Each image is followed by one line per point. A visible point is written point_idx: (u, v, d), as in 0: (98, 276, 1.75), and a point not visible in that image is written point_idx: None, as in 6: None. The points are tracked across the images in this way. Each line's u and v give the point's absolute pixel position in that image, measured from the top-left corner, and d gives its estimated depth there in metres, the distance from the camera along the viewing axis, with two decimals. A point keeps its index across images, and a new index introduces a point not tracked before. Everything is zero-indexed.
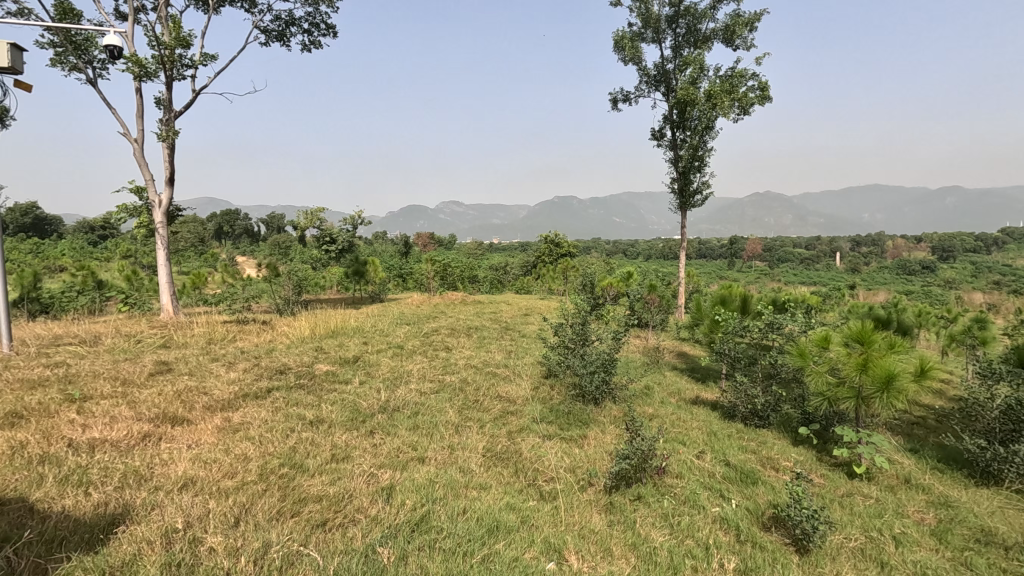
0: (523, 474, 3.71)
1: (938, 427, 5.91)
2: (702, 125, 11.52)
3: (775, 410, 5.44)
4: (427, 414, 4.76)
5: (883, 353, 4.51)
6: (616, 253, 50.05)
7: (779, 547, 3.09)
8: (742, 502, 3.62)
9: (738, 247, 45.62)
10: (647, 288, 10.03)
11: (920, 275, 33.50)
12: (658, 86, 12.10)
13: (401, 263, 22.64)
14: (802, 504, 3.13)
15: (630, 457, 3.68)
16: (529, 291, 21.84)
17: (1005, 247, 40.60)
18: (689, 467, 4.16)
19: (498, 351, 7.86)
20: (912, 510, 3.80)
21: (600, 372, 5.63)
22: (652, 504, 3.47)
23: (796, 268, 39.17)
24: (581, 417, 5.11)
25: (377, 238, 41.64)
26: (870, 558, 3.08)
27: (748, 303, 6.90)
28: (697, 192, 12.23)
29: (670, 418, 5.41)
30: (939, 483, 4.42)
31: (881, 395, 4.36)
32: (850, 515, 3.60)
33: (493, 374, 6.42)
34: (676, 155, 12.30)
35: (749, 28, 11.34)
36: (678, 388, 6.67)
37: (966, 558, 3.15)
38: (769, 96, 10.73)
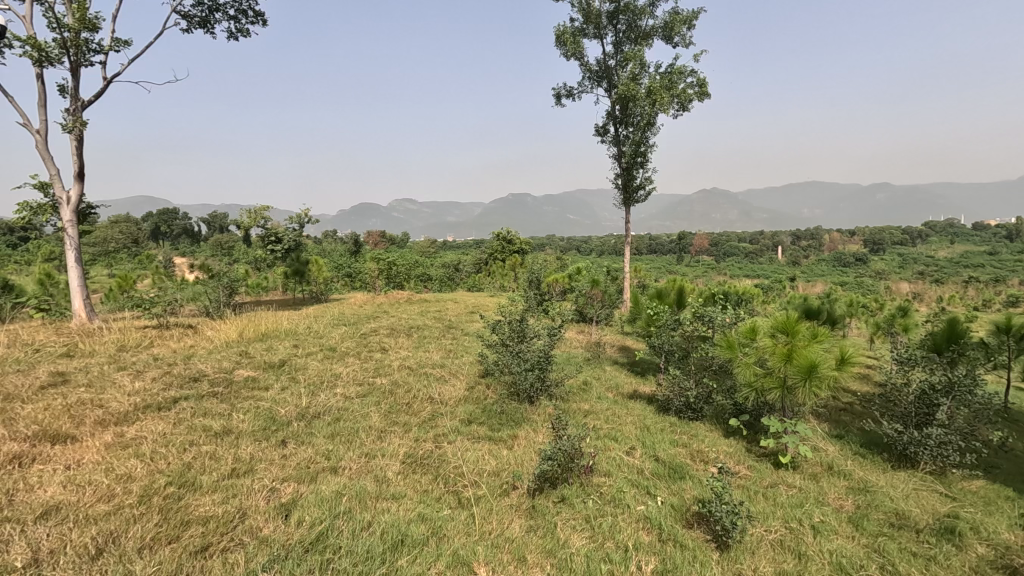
0: (444, 480, 3.53)
1: (862, 413, 6.10)
2: (644, 121, 11.57)
3: (708, 402, 5.46)
4: (350, 420, 4.51)
5: (807, 343, 4.57)
6: (570, 250, 50.49)
7: (699, 544, 3.03)
8: (668, 499, 3.56)
9: (686, 242, 46.83)
10: (590, 283, 10.00)
11: (854, 267, 35.23)
12: (601, 81, 12.09)
13: (349, 262, 21.97)
14: (723, 499, 3.08)
15: (553, 457, 3.55)
16: (480, 288, 21.56)
17: (929, 239, 43.21)
18: (618, 464, 4.08)
19: (436, 351, 7.63)
20: (832, 498, 3.86)
21: (535, 370, 5.52)
22: (576, 506, 3.35)
23: (740, 261, 40.55)
24: (514, 416, 4.97)
25: (327, 237, 40.52)
26: (788, 549, 3.06)
27: (684, 296, 6.94)
28: (640, 187, 12.29)
29: (605, 414, 5.35)
30: (860, 468, 4.52)
31: (804, 384, 4.42)
32: (772, 506, 3.60)
33: (427, 375, 6.21)
34: (620, 151, 12.32)
35: (687, 25, 11.51)
36: (616, 383, 6.65)
37: (880, 544, 3.19)
38: (707, 93, 10.90)
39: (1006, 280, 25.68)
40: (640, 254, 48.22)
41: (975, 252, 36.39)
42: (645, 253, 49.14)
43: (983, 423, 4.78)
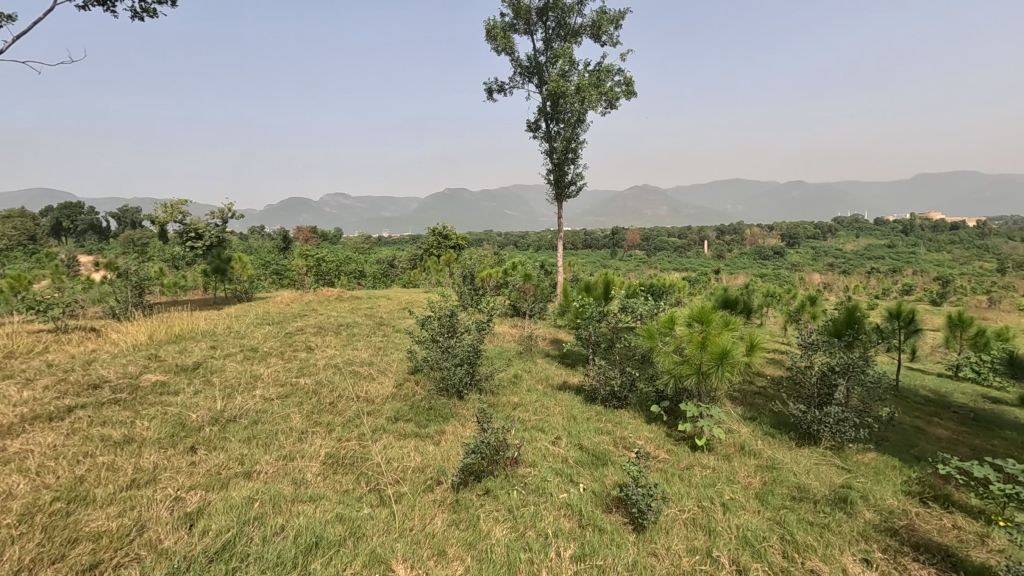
0: (366, 479, 3.45)
1: (773, 396, 6.51)
2: (573, 117, 11.76)
3: (632, 390, 5.65)
4: (268, 422, 4.32)
5: (719, 331, 4.83)
6: (507, 245, 50.67)
7: (617, 527, 3.14)
8: (590, 485, 3.67)
9: (619, 237, 48.15)
10: (523, 277, 10.07)
11: (773, 260, 37.52)
12: (531, 77, 12.17)
13: (276, 259, 21.02)
14: (639, 482, 3.21)
15: (478, 450, 3.56)
16: (415, 284, 21.20)
17: (838, 234, 46.68)
18: (543, 454, 4.15)
19: (365, 349, 7.45)
20: (742, 476, 4.10)
21: (464, 365, 5.50)
22: (500, 498, 3.38)
23: (669, 255, 42.17)
24: (442, 412, 4.94)
25: (253, 233, 38.56)
26: (699, 527, 3.23)
27: (610, 289, 7.13)
28: (571, 183, 12.48)
29: (533, 405, 5.43)
30: (769, 447, 4.83)
31: (717, 370, 4.66)
32: (686, 487, 3.78)
33: (353, 374, 6.04)
34: (551, 147, 12.44)
35: (614, 25, 11.79)
36: (546, 375, 6.75)
37: (781, 516, 3.43)
38: (633, 91, 11.22)
39: (902, 270, 28.15)
40: (576, 249, 49.15)
41: (877, 246, 39.67)
42: (580, 247, 50.07)
43: (874, 400, 5.22)
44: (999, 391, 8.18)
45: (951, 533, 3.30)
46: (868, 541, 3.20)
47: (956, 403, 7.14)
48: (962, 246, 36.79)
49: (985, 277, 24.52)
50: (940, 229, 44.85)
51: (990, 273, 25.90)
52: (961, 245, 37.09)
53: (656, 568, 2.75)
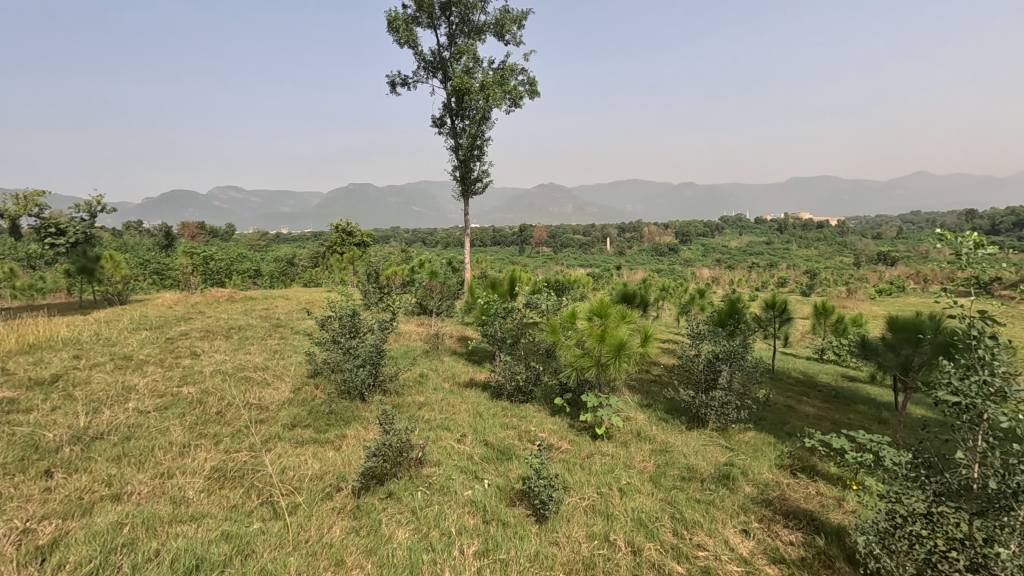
0: (257, 492, 3.23)
1: (667, 383, 6.94)
2: (478, 114, 11.74)
3: (536, 384, 5.78)
4: (143, 437, 3.92)
5: (617, 325, 5.06)
6: (415, 243, 49.85)
7: (520, 520, 3.18)
8: (494, 480, 3.69)
9: (527, 234, 49.00)
10: (429, 274, 9.93)
11: (669, 256, 39.94)
12: (435, 72, 11.98)
13: (157, 257, 19.09)
14: (541, 474, 3.28)
15: (379, 453, 3.46)
16: (317, 283, 20.20)
17: (724, 232, 50.67)
18: (448, 453, 4.12)
19: (259, 353, 6.98)
20: (638, 461, 4.33)
21: (367, 365, 5.33)
22: (403, 500, 3.30)
23: (575, 252, 43.49)
24: (343, 415, 4.75)
25: (128, 228, 34.76)
26: (598, 512, 3.37)
27: (515, 285, 7.21)
28: (477, 180, 12.44)
29: (439, 404, 5.38)
30: (663, 431, 5.14)
31: (615, 361, 4.88)
32: (587, 475, 3.93)
33: (245, 380, 5.64)
34: (457, 143, 12.34)
35: (517, 25, 11.92)
36: (453, 373, 6.73)
37: (672, 496, 3.66)
38: (536, 91, 11.42)
39: (778, 265, 31.19)
40: (484, 245, 49.35)
41: (756, 243, 43.60)
42: (489, 244, 50.37)
43: (752, 384, 5.72)
44: (855, 371, 9.30)
45: (814, 500, 3.71)
46: (746, 513, 3.50)
47: (820, 383, 8.02)
48: (826, 243, 41.42)
49: (845, 270, 27.74)
50: (808, 228, 50.14)
51: (847, 266, 29.38)
52: (825, 242, 41.74)
53: (557, 556, 2.83)
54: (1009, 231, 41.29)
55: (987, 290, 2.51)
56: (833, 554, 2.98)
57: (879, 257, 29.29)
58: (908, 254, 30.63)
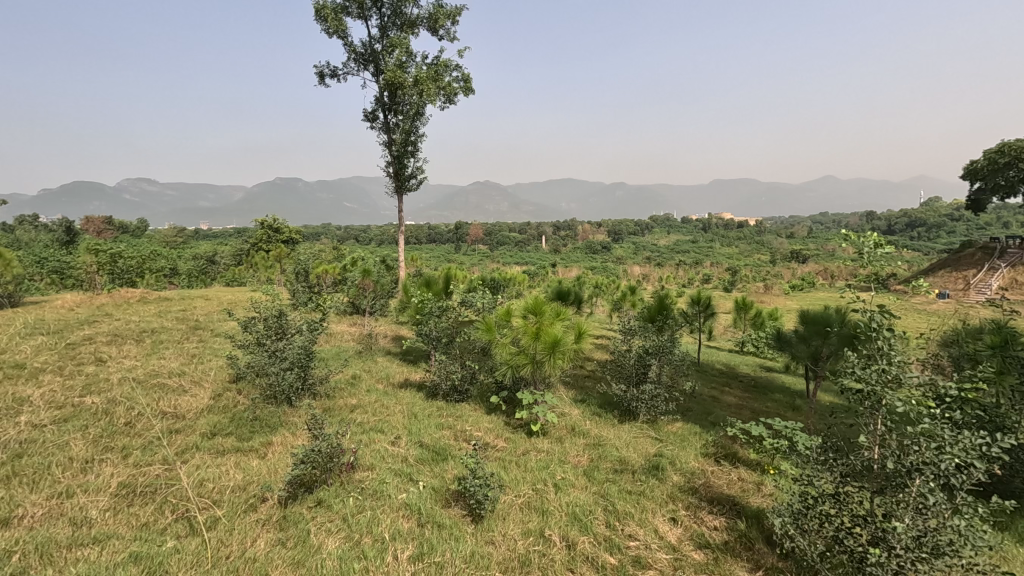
0: (171, 507, 3.01)
1: (600, 378, 7.11)
2: (412, 110, 11.51)
3: (472, 383, 5.76)
4: (37, 454, 3.55)
5: (551, 323, 5.12)
6: (347, 240, 48.36)
7: (455, 521, 3.15)
8: (429, 482, 3.64)
9: (462, 232, 48.73)
10: (361, 273, 9.65)
11: (602, 253, 40.98)
12: (366, 65, 11.63)
13: (55, 255, 17.39)
14: (476, 474, 3.26)
15: (308, 460, 3.31)
16: (240, 282, 19.13)
17: (653, 231, 52.64)
18: (382, 456, 4.02)
19: (175, 357, 6.52)
20: (572, 456, 4.40)
21: (295, 369, 5.09)
22: (334, 507, 3.18)
23: (511, 250, 43.70)
24: (269, 422, 4.52)
25: (21, 223, 31.49)
26: (533, 509, 3.39)
27: (450, 283, 7.12)
28: (412, 177, 12.18)
29: (373, 406, 5.25)
30: (596, 426, 5.26)
31: (549, 358, 4.95)
32: (522, 471, 3.96)
33: (157, 387, 5.23)
34: (390, 139, 12.04)
35: (451, 20, 11.79)
36: (387, 373, 6.58)
37: (605, 488, 3.75)
38: (471, 87, 11.35)
39: (702, 262, 32.75)
40: (419, 243, 48.61)
41: (683, 241, 45.61)
42: (424, 242, 49.66)
43: (680, 377, 5.97)
44: (771, 362, 9.93)
45: (736, 485, 3.92)
46: (674, 501, 3.64)
47: (741, 374, 8.51)
48: (745, 242, 43.95)
49: (763, 267, 29.54)
50: (729, 227, 52.99)
51: (764, 264, 31.30)
52: (744, 241, 44.27)
53: (492, 555, 2.82)
54: (902, 231, 45.52)
55: (885, 286, 2.73)
56: (752, 536, 3.16)
57: (792, 255, 31.42)
58: (817, 252, 33.02)
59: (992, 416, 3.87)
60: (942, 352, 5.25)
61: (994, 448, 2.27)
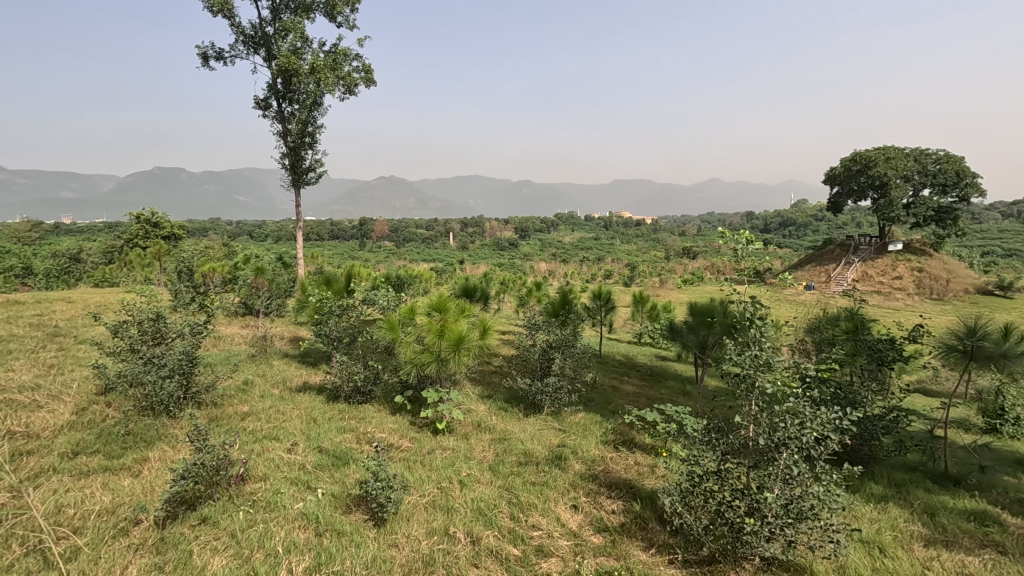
0: (19, 541, 2.63)
1: (506, 374, 7.20)
2: (309, 99, 10.91)
3: (376, 383, 5.61)
4: None
5: (455, 319, 5.10)
6: (240, 236, 45.09)
7: (356, 526, 3.05)
8: (329, 488, 3.49)
9: (367, 228, 47.16)
10: (254, 271, 9.07)
11: (510, 250, 41.42)
12: (256, 48, 10.83)
13: None
14: (378, 477, 3.16)
15: (190, 475, 3.04)
16: (112, 282, 17.14)
17: (559, 228, 54.16)
18: (276, 465, 3.79)
19: (28, 369, 5.70)
20: (478, 451, 4.42)
21: (176, 376, 4.66)
22: (220, 524, 2.95)
23: (418, 246, 42.97)
24: (144, 436, 4.10)
25: None
26: (438, 507, 3.36)
27: (351, 282, 6.86)
28: (310, 170, 11.53)
29: (267, 412, 4.94)
30: (501, 420, 5.32)
31: (454, 355, 4.93)
32: (428, 471, 3.91)
33: (3, 404, 4.55)
34: (285, 129, 11.33)
35: (350, 7, 11.32)
36: (284, 377, 6.22)
37: (510, 482, 3.81)
38: (372, 78, 10.97)
39: (604, 258, 34.23)
40: (321, 239, 46.38)
41: (586, 238, 47.32)
42: (326, 238, 47.49)
43: (581, 369, 6.19)
44: (665, 351, 10.59)
45: (633, 469, 4.15)
46: (575, 489, 3.77)
47: (639, 364, 8.99)
48: (643, 239, 46.53)
49: (659, 263, 31.41)
50: (628, 226, 55.79)
51: (660, 260, 33.30)
52: (642, 238, 46.84)
53: (396, 558, 2.76)
54: (777, 230, 50.39)
55: (765, 278, 3.07)
56: (646, 516, 3.35)
57: (684, 252, 33.71)
58: (706, 248, 35.66)
59: (846, 393, 4.40)
60: (807, 337, 5.88)
61: (844, 420, 2.59)
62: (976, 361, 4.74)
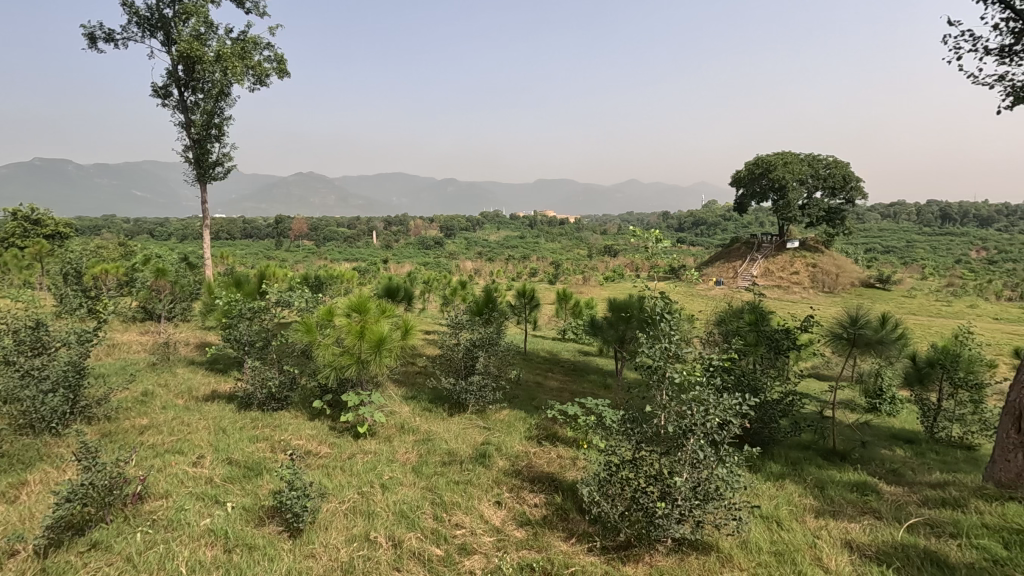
0: None
1: (431, 374, 7.12)
2: (215, 88, 10.22)
3: (292, 389, 5.37)
4: None
5: (376, 320, 4.98)
6: (139, 235, 41.45)
7: (270, 539, 2.91)
8: (240, 502, 3.30)
9: (284, 226, 44.96)
10: (153, 272, 8.27)
11: (435, 249, 40.95)
12: (153, 31, 10.00)
13: None
14: (293, 486, 3.03)
15: (77, 498, 2.76)
16: None
17: (484, 227, 54.25)
18: (180, 480, 3.53)
19: None
20: (401, 454, 4.35)
21: (60, 389, 4.22)
22: (113, 549, 2.71)
23: (340, 245, 41.48)
24: (21, 458, 3.67)
25: None
26: (358, 513, 3.27)
27: (264, 283, 6.51)
28: (217, 164, 10.79)
29: (170, 424, 4.60)
30: (425, 421, 5.26)
31: (375, 356, 4.81)
32: (348, 476, 3.80)
33: None
34: (187, 119, 10.54)
35: None
36: (189, 386, 5.80)
37: (434, 482, 3.77)
38: (286, 69, 10.46)
39: (529, 257, 34.69)
40: (233, 238, 43.67)
41: (512, 237, 47.73)
42: (238, 238, 44.73)
43: (506, 366, 6.24)
44: (587, 347, 10.90)
45: (555, 462, 4.24)
46: (499, 485, 3.80)
47: (562, 360, 9.19)
48: (566, 238, 47.61)
49: (581, 261, 32.29)
50: (552, 224, 56.87)
51: (583, 258, 34.20)
52: (565, 237, 47.93)
53: (314, 569, 2.66)
54: (690, 229, 53.32)
55: (677, 275, 3.29)
56: (567, 507, 3.45)
57: (605, 250, 34.86)
58: (626, 247, 37.03)
59: (749, 380, 4.75)
60: (715, 328, 6.28)
61: (744, 405, 2.80)
62: (859, 347, 5.26)
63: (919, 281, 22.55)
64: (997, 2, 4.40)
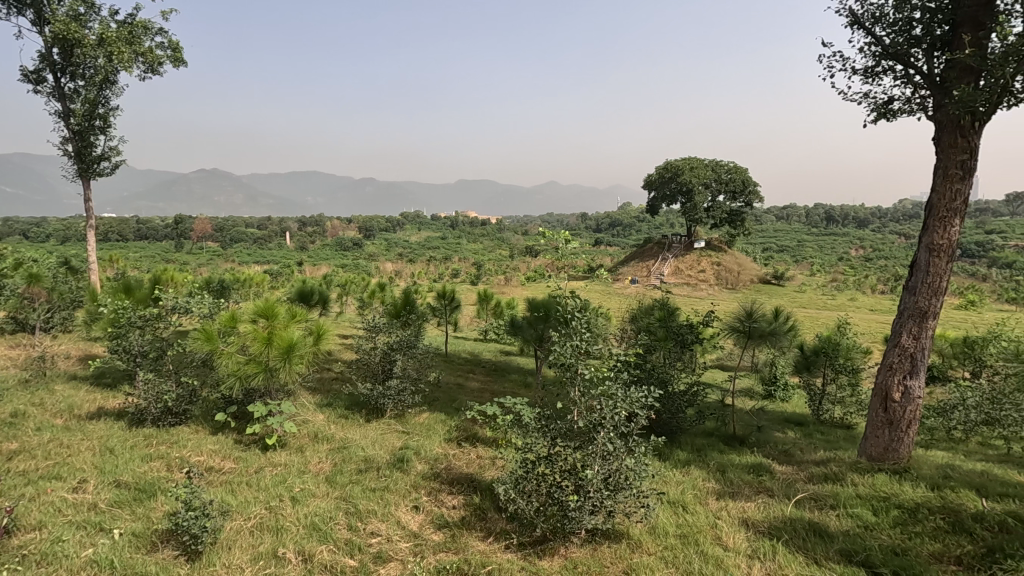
0: None
1: (347, 379, 6.87)
2: (98, 75, 9.30)
3: (191, 402, 4.99)
4: None
5: (285, 326, 4.74)
6: (11, 237, 36.96)
7: (163, 565, 2.69)
8: (129, 527, 3.03)
9: (185, 227, 41.83)
10: (25, 278, 7.39)
11: (354, 250, 39.76)
12: (20, 9, 8.91)
13: None
14: (190, 506, 2.80)
15: None
16: None
17: (404, 227, 53.31)
18: (58, 508, 3.19)
19: None
20: (314, 464, 4.17)
21: None
22: None
23: (249, 247, 39.21)
24: None
25: None
26: (266, 529, 3.11)
27: (159, 289, 6.00)
28: (103, 158, 9.82)
29: (47, 447, 4.13)
30: (340, 429, 5.09)
31: (284, 364, 4.57)
32: (254, 491, 3.59)
33: None
34: (65, 108, 9.50)
35: None
36: (70, 404, 5.24)
37: (348, 491, 3.66)
38: (182, 57, 9.72)
39: (452, 258, 34.57)
40: (126, 239, 40.06)
41: (434, 237, 47.30)
42: (132, 239, 41.01)
43: (425, 369, 6.15)
44: (509, 346, 11.00)
45: (474, 463, 4.25)
46: (417, 489, 3.75)
47: (483, 360, 9.21)
48: (488, 238, 47.83)
49: (503, 261, 32.63)
50: (473, 224, 56.94)
51: (505, 258, 34.53)
52: (487, 238, 48.10)
53: None
54: (607, 229, 55.34)
55: (590, 275, 3.39)
56: (484, 507, 3.47)
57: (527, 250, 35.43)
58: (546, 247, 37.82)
59: (657, 373, 5.00)
60: (627, 324, 6.56)
61: (649, 397, 2.95)
62: (754, 339, 5.69)
63: (808, 277, 24.76)
64: (857, 27, 4.53)
